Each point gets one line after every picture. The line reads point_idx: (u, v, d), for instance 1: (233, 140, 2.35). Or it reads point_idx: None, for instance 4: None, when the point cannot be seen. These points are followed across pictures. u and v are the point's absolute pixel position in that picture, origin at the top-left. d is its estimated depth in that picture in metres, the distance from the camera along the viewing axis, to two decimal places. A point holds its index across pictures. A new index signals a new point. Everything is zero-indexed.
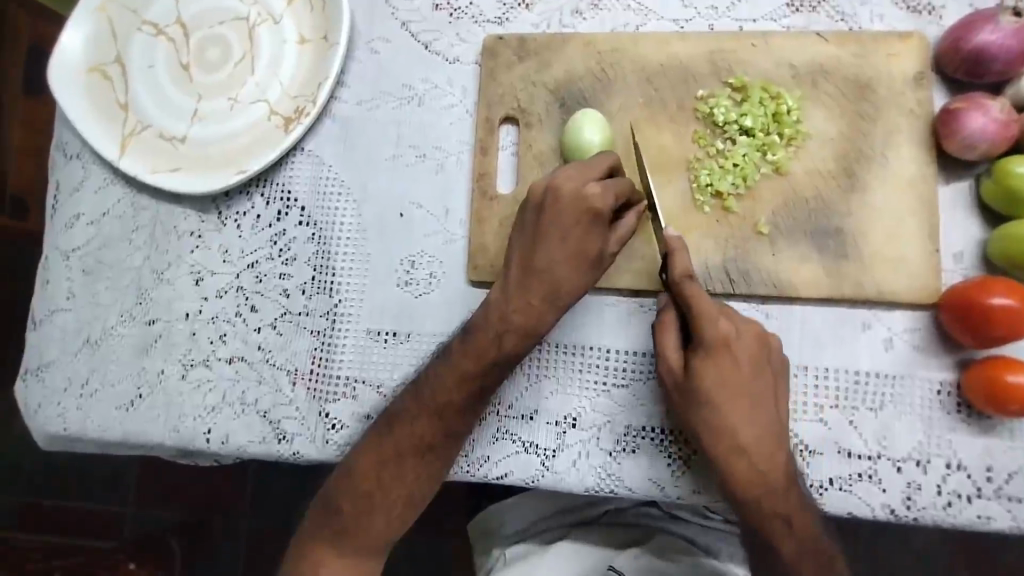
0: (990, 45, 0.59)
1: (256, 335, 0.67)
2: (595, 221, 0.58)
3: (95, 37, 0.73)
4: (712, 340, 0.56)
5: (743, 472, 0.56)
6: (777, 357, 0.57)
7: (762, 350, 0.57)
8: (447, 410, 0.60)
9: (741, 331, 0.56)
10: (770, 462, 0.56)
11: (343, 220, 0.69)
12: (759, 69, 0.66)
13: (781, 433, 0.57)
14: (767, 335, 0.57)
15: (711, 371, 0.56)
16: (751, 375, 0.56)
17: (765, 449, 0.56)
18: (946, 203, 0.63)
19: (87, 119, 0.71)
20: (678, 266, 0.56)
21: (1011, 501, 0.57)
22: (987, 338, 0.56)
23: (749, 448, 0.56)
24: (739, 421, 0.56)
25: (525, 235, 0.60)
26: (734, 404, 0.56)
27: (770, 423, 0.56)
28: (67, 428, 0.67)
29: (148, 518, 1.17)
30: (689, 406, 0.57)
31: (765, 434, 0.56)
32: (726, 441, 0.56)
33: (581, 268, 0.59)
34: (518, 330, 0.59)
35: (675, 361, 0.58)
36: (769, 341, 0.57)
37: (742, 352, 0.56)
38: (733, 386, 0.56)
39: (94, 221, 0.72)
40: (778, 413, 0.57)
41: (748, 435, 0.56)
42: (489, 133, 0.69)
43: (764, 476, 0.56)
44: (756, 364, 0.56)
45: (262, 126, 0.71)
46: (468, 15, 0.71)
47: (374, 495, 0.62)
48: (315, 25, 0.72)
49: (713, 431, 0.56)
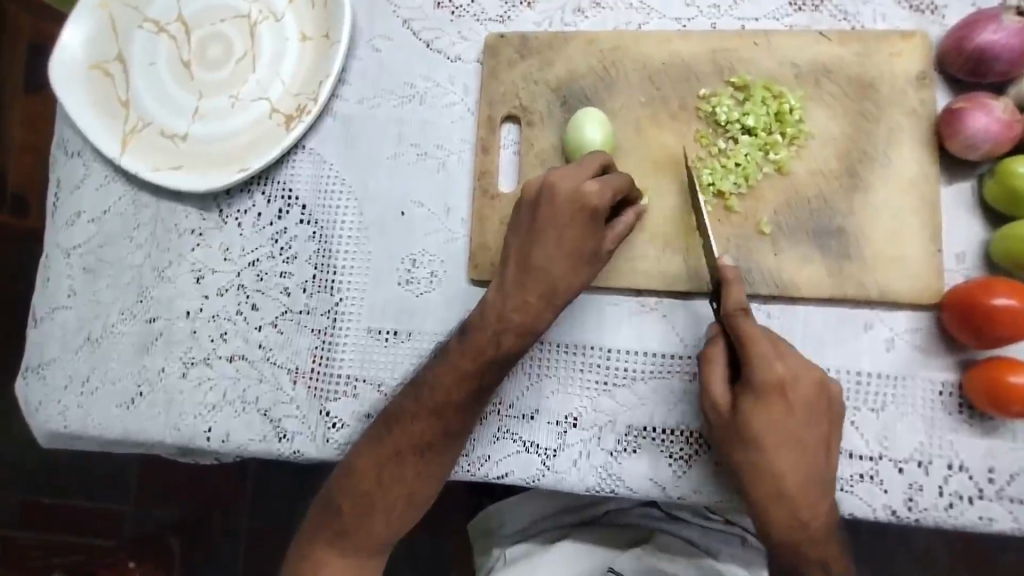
0: (993, 45, 0.59)
1: (257, 333, 0.67)
2: (592, 218, 0.58)
3: (96, 34, 0.72)
4: (770, 385, 0.54)
5: (784, 517, 0.56)
6: (832, 399, 0.56)
7: (820, 396, 0.55)
8: (445, 408, 0.60)
9: (798, 374, 0.55)
10: (813, 508, 0.56)
11: (344, 218, 0.69)
12: (761, 68, 0.66)
13: (826, 476, 0.56)
14: (825, 379, 0.56)
15: (762, 416, 0.55)
16: (804, 422, 0.55)
17: (810, 495, 0.56)
18: (948, 203, 0.63)
19: (88, 117, 0.71)
20: (733, 299, 0.56)
21: (1013, 502, 0.57)
22: (990, 338, 0.56)
23: (796, 494, 0.55)
24: (787, 467, 0.55)
25: (520, 232, 0.60)
26: (784, 450, 0.55)
27: (818, 466, 0.56)
28: (67, 426, 0.67)
29: (149, 515, 1.17)
30: (737, 446, 0.56)
31: (812, 480, 0.55)
32: (771, 486, 0.56)
33: (578, 265, 0.59)
34: (515, 328, 0.59)
35: (721, 398, 0.56)
36: (827, 386, 0.56)
37: (796, 398, 0.55)
38: (785, 433, 0.55)
39: (95, 219, 0.72)
40: (827, 457, 0.56)
41: (795, 480, 0.55)
42: (490, 131, 0.68)
43: (805, 523, 0.56)
44: (811, 409, 0.55)
45: (264, 124, 0.70)
46: (470, 13, 0.71)
47: (374, 494, 0.62)
48: (317, 23, 0.72)
49: (757, 474, 0.56)
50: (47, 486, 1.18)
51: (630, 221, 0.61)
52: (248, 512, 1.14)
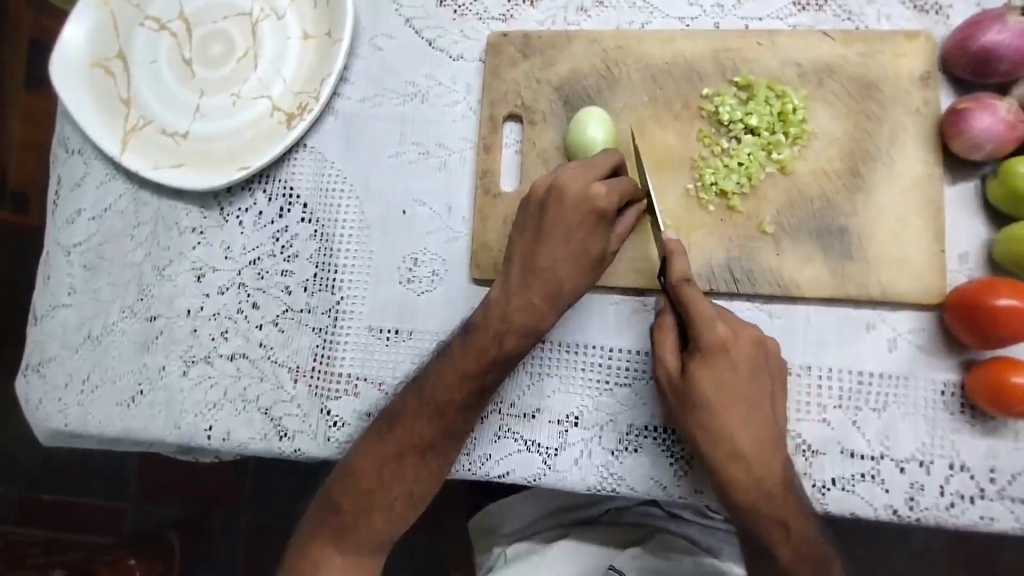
0: (997, 45, 0.59)
1: (257, 332, 0.67)
2: (600, 221, 0.58)
3: (96, 31, 0.72)
4: (712, 343, 0.55)
5: (740, 480, 0.56)
6: (773, 359, 0.57)
7: (760, 354, 0.57)
8: (446, 407, 0.59)
9: (738, 334, 0.56)
10: (769, 467, 0.55)
11: (345, 217, 0.68)
12: (765, 68, 0.65)
13: (778, 436, 0.56)
14: (764, 338, 0.57)
15: (709, 374, 0.56)
16: (749, 382, 0.56)
17: (764, 454, 0.55)
18: (951, 203, 0.63)
19: (89, 114, 0.70)
20: (676, 268, 0.56)
21: (1014, 502, 0.57)
22: (992, 339, 0.56)
23: (748, 453, 0.55)
24: (737, 425, 0.56)
25: (527, 233, 0.60)
26: (733, 408, 0.56)
27: (768, 426, 0.56)
28: (68, 424, 0.67)
29: (148, 511, 1.17)
30: (688, 410, 0.56)
31: (764, 438, 0.56)
32: (725, 446, 0.56)
33: (583, 266, 0.59)
34: (518, 328, 0.59)
35: (672, 364, 0.57)
36: (766, 344, 0.57)
37: (739, 356, 0.56)
38: (731, 389, 0.56)
39: (96, 217, 0.72)
40: (776, 417, 0.57)
41: (746, 439, 0.55)
42: (493, 130, 0.68)
43: (760, 482, 0.55)
44: (754, 367, 0.56)
45: (265, 123, 0.70)
46: (472, 12, 0.71)
47: (373, 493, 0.62)
48: (319, 21, 0.71)
49: (710, 436, 0.56)
50: (48, 482, 1.18)
51: (631, 221, 0.60)
52: (247, 513, 1.14)
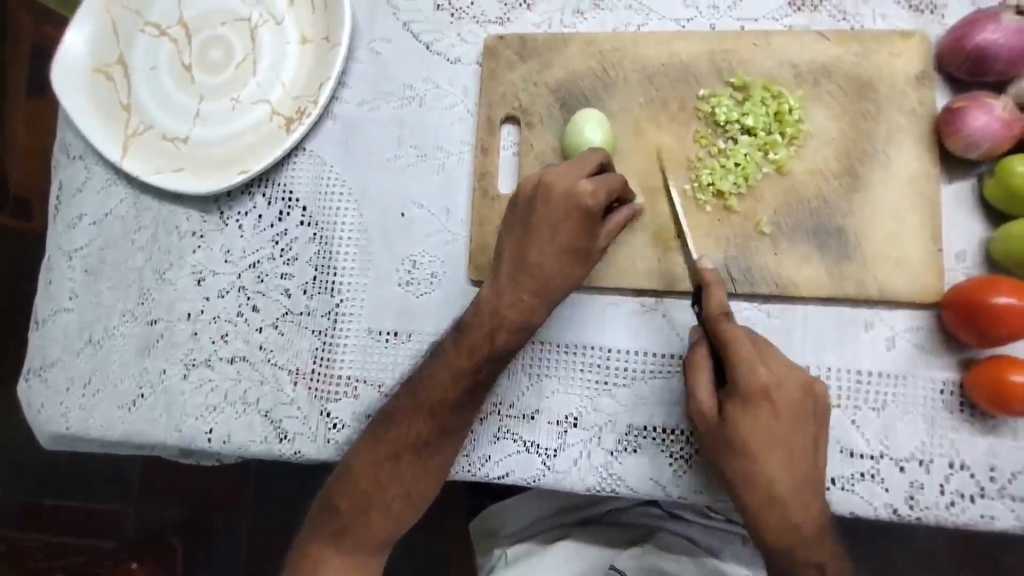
0: (992, 44, 0.59)
1: (257, 335, 0.68)
2: (586, 217, 0.58)
3: (97, 37, 0.73)
4: (752, 390, 0.54)
5: (776, 522, 0.56)
6: (818, 402, 0.56)
7: (805, 399, 0.55)
8: (441, 406, 0.60)
9: (782, 379, 0.55)
10: (803, 512, 0.55)
11: (344, 220, 0.69)
12: (760, 69, 0.66)
13: (816, 478, 0.56)
14: (811, 383, 0.55)
15: (747, 421, 0.55)
16: (790, 427, 0.55)
17: (800, 500, 0.55)
18: (948, 202, 0.63)
19: (90, 120, 0.71)
20: (715, 302, 0.57)
21: (1014, 501, 0.57)
22: (991, 337, 0.56)
23: (785, 498, 0.55)
24: (776, 473, 0.55)
25: (515, 230, 0.60)
26: (771, 455, 0.55)
27: (807, 469, 0.55)
28: (69, 428, 0.68)
29: (151, 515, 1.17)
30: (725, 453, 0.56)
31: (801, 486, 0.55)
32: (761, 491, 0.56)
33: (571, 263, 0.59)
34: (508, 326, 0.59)
35: (708, 407, 0.56)
36: (812, 388, 0.55)
37: (782, 402, 0.54)
38: (771, 437, 0.55)
39: (97, 222, 0.72)
40: (815, 460, 0.56)
41: (784, 486, 0.55)
42: (490, 132, 0.68)
43: (795, 525, 0.56)
44: (797, 414, 0.55)
45: (264, 128, 0.71)
46: (469, 15, 0.71)
47: (371, 495, 0.62)
48: (317, 25, 0.72)
49: (747, 479, 0.56)
50: (50, 486, 1.18)
51: (619, 220, 0.61)
52: (250, 515, 1.14)
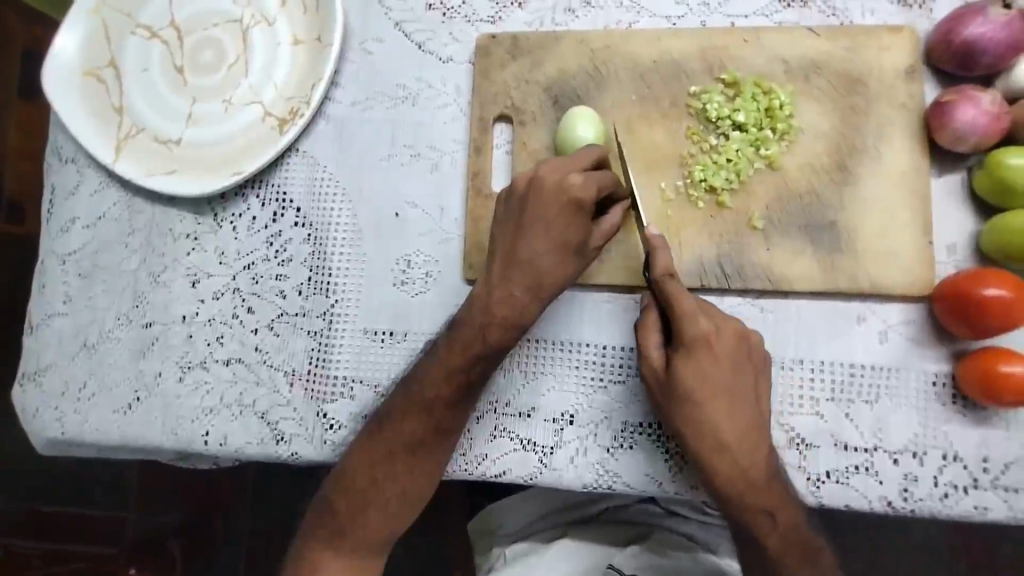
0: (980, 38, 0.60)
1: (253, 336, 0.68)
2: (578, 211, 0.58)
3: (88, 40, 0.73)
4: (694, 339, 0.56)
5: (725, 469, 0.57)
6: (755, 353, 0.58)
7: (742, 347, 0.57)
8: (435, 403, 0.60)
9: (720, 328, 0.57)
10: (751, 459, 0.56)
11: (338, 220, 0.69)
12: (750, 65, 0.66)
13: (761, 427, 0.57)
14: (747, 333, 0.58)
15: (691, 367, 0.56)
16: (731, 374, 0.57)
17: (747, 444, 0.56)
18: (938, 196, 0.63)
19: (83, 123, 0.71)
20: (659, 263, 0.57)
21: (1008, 491, 0.58)
22: (981, 329, 0.57)
23: (732, 443, 0.56)
24: (721, 418, 0.56)
25: (508, 226, 0.60)
26: (714, 401, 0.56)
27: (750, 416, 0.57)
28: (65, 432, 0.67)
29: (149, 519, 1.17)
30: (672, 403, 0.57)
31: (746, 430, 0.56)
32: (709, 437, 0.57)
33: (564, 258, 0.59)
34: (501, 321, 0.59)
35: (656, 361, 0.58)
36: (748, 338, 0.58)
37: (722, 349, 0.57)
38: (714, 384, 0.56)
39: (90, 225, 0.72)
40: (759, 408, 0.57)
41: (731, 430, 0.56)
42: (483, 131, 0.69)
43: (744, 472, 0.56)
44: (737, 361, 0.57)
45: (257, 129, 0.71)
46: (461, 14, 0.71)
47: (368, 493, 0.62)
48: (309, 26, 0.72)
49: (694, 428, 0.57)
50: (48, 491, 1.18)
51: (614, 220, 0.61)
52: (247, 521, 1.14)
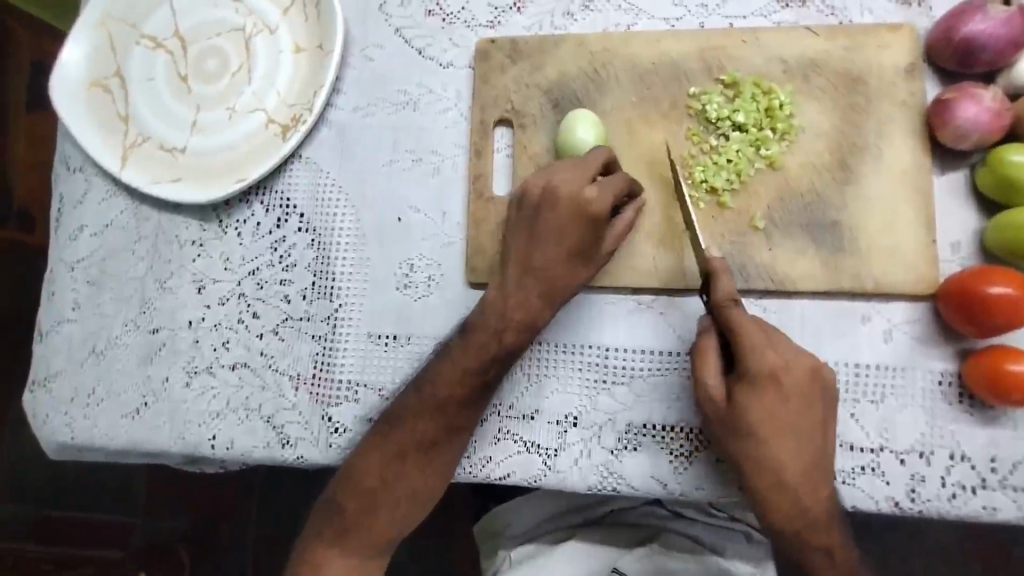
0: (980, 35, 0.59)
1: (259, 341, 0.68)
2: (593, 223, 0.59)
3: (93, 51, 0.74)
4: (760, 373, 0.55)
5: (785, 506, 0.56)
6: (826, 388, 0.56)
7: (815, 384, 0.55)
8: (448, 402, 0.60)
9: (790, 362, 0.55)
10: (812, 496, 0.56)
11: (341, 225, 0.69)
12: (750, 65, 0.66)
13: (824, 463, 0.56)
14: (820, 368, 0.56)
15: (756, 403, 0.55)
16: (799, 411, 0.55)
17: (810, 482, 0.55)
18: (941, 193, 0.63)
19: (89, 133, 0.72)
20: (721, 290, 0.56)
21: (1016, 491, 0.57)
22: (987, 327, 0.56)
23: (793, 479, 0.55)
24: (785, 455, 0.55)
25: (521, 231, 0.61)
26: (778, 437, 0.55)
27: (815, 453, 0.55)
28: (74, 437, 0.68)
29: (158, 526, 1.17)
30: (733, 437, 0.56)
31: (810, 468, 0.55)
32: (771, 473, 0.56)
33: (576, 264, 0.60)
34: (516, 325, 0.60)
35: (717, 393, 0.56)
36: (821, 373, 0.56)
37: (790, 385, 0.55)
38: (781, 421, 0.55)
39: (98, 233, 0.73)
40: (824, 444, 0.56)
41: (794, 467, 0.55)
42: (484, 135, 0.69)
43: (805, 509, 0.56)
44: (806, 397, 0.55)
45: (261, 136, 0.71)
46: (460, 20, 0.72)
47: (379, 493, 0.62)
48: (310, 34, 0.73)
49: (755, 463, 0.56)
50: (58, 498, 1.19)
51: (626, 223, 0.61)
52: (256, 525, 1.15)
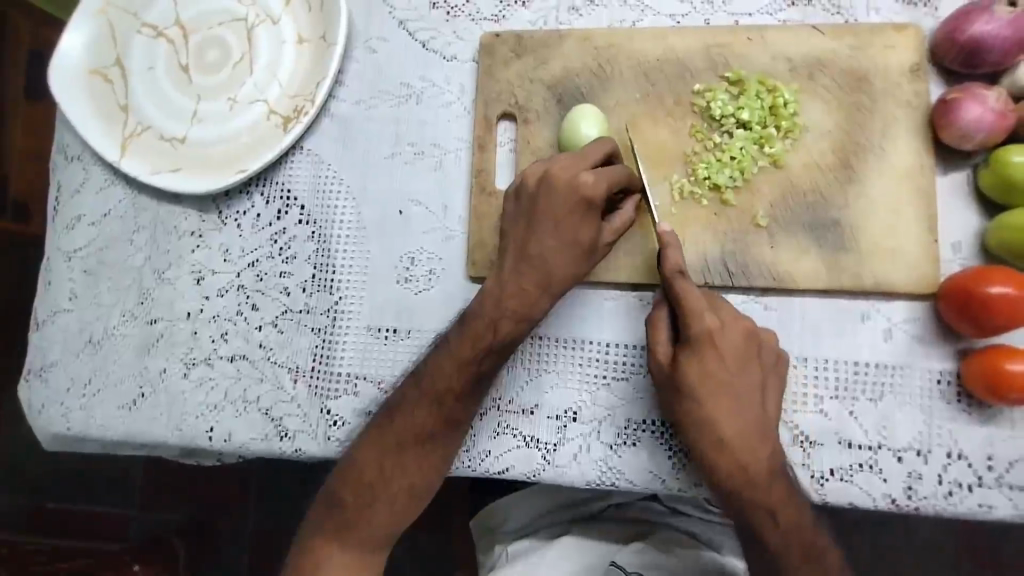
0: (986, 35, 0.59)
1: (257, 333, 0.68)
2: (589, 209, 0.59)
3: (94, 39, 0.73)
4: (700, 336, 0.56)
5: (727, 466, 0.56)
6: (765, 352, 0.58)
7: (751, 347, 0.57)
8: (447, 394, 0.60)
9: (728, 326, 0.57)
10: (753, 458, 0.56)
11: (343, 218, 0.69)
12: (755, 63, 0.66)
13: (766, 426, 0.57)
14: (757, 333, 0.58)
15: (696, 365, 0.56)
16: (737, 373, 0.57)
17: (750, 442, 0.56)
18: (944, 194, 0.63)
19: (88, 121, 0.71)
20: (670, 260, 0.57)
21: (1012, 490, 0.57)
22: (986, 326, 0.56)
23: (732, 439, 0.56)
24: (724, 417, 0.56)
25: (518, 220, 0.61)
26: (718, 398, 0.56)
27: (755, 414, 0.57)
28: (70, 428, 0.68)
29: (152, 520, 1.17)
30: (676, 398, 0.57)
31: (751, 430, 0.56)
32: (712, 433, 0.56)
33: (574, 253, 0.59)
34: (511, 315, 0.59)
35: (663, 357, 0.58)
36: (759, 338, 0.58)
37: (729, 348, 0.57)
38: (720, 382, 0.57)
39: (96, 222, 0.72)
40: (765, 407, 0.57)
41: (732, 428, 0.56)
42: (487, 129, 0.69)
43: (745, 468, 0.56)
44: (744, 360, 0.57)
45: (262, 126, 0.71)
46: (465, 13, 0.72)
47: (377, 485, 0.62)
48: (314, 25, 0.72)
49: (697, 423, 0.57)
50: (52, 491, 1.19)
51: (625, 218, 0.61)
52: (250, 519, 1.14)
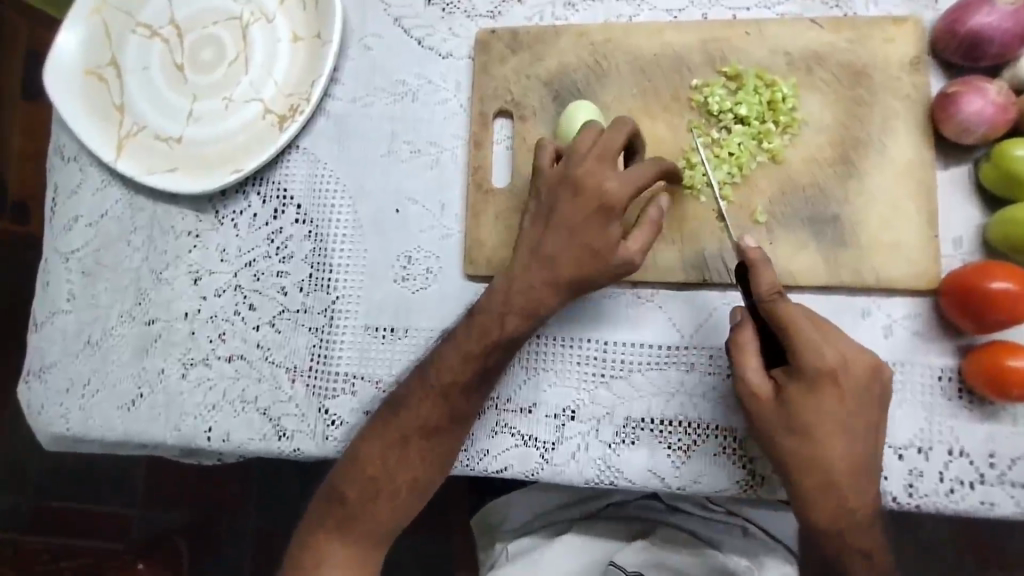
0: (987, 28, 0.59)
1: (255, 333, 0.68)
2: (607, 215, 0.57)
3: (89, 39, 0.73)
4: (818, 373, 0.53)
5: (830, 508, 0.55)
6: (883, 387, 0.54)
7: (872, 384, 0.54)
8: (451, 389, 0.60)
9: (848, 360, 0.54)
10: (860, 499, 0.54)
11: (339, 217, 0.69)
12: (753, 58, 0.65)
13: (874, 464, 0.55)
14: (878, 367, 0.54)
15: (808, 401, 0.53)
16: (854, 412, 0.54)
17: (857, 483, 0.54)
18: (944, 188, 0.62)
19: (84, 122, 0.71)
20: (765, 282, 0.54)
21: (1014, 487, 0.57)
22: (988, 323, 0.56)
23: (844, 481, 0.54)
24: (836, 456, 0.54)
25: (541, 214, 0.60)
26: (830, 437, 0.54)
27: (865, 452, 0.54)
28: (69, 429, 0.68)
29: (154, 518, 1.17)
30: (782, 434, 0.55)
31: (860, 469, 0.54)
32: (819, 475, 0.54)
33: (586, 261, 0.57)
34: (518, 310, 0.59)
35: (759, 386, 0.55)
36: (879, 371, 0.54)
37: (849, 384, 0.53)
38: (835, 420, 0.53)
39: (93, 223, 0.72)
40: (875, 443, 0.55)
41: (844, 470, 0.54)
42: (483, 127, 0.68)
43: (850, 510, 0.54)
44: (864, 397, 0.54)
45: (258, 126, 0.71)
46: (460, 10, 0.71)
47: (378, 481, 0.62)
48: (309, 23, 0.72)
49: (803, 464, 0.54)
50: (55, 491, 1.19)
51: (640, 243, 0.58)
52: (250, 517, 1.14)
